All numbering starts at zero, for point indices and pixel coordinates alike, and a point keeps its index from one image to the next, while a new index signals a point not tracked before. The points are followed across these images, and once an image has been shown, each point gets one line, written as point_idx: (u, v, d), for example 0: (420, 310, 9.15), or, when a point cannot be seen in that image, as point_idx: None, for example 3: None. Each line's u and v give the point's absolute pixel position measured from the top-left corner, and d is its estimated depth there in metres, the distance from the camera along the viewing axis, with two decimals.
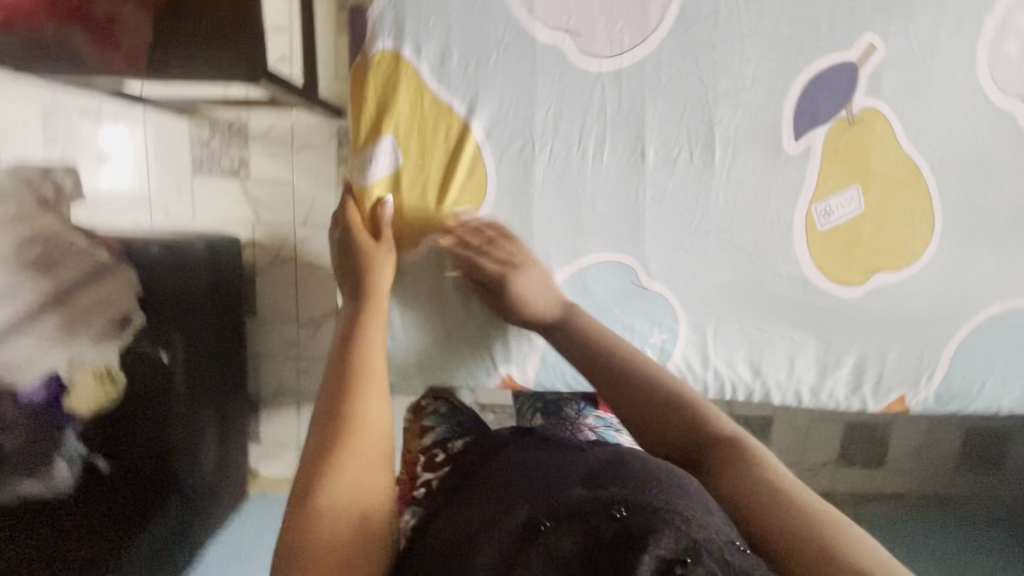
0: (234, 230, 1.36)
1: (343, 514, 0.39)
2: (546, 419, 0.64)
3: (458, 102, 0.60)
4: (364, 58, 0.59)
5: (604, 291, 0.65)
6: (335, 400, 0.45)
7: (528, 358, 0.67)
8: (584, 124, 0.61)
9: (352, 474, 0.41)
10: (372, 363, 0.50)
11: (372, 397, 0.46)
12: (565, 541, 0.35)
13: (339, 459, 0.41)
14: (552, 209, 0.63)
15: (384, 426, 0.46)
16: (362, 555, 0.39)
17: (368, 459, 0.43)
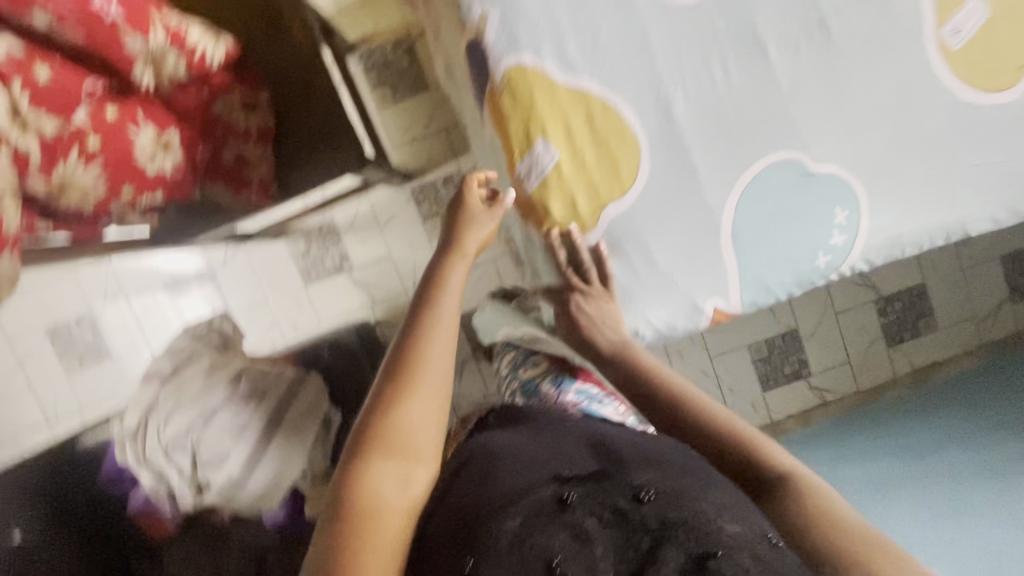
0: (357, 317, 1.46)
1: (392, 488, 0.53)
2: (531, 400, 0.86)
3: (588, 82, 0.64)
4: (492, 83, 0.64)
5: (778, 191, 0.68)
6: (394, 389, 0.56)
7: (732, 287, 0.70)
8: (704, 51, 0.65)
9: (409, 436, 0.55)
10: (431, 365, 0.57)
11: (427, 405, 0.56)
12: (582, 515, 0.49)
13: (399, 428, 0.54)
14: (704, 140, 0.66)
15: (436, 430, 0.55)
16: (394, 506, 0.53)
17: (417, 434, 0.55)
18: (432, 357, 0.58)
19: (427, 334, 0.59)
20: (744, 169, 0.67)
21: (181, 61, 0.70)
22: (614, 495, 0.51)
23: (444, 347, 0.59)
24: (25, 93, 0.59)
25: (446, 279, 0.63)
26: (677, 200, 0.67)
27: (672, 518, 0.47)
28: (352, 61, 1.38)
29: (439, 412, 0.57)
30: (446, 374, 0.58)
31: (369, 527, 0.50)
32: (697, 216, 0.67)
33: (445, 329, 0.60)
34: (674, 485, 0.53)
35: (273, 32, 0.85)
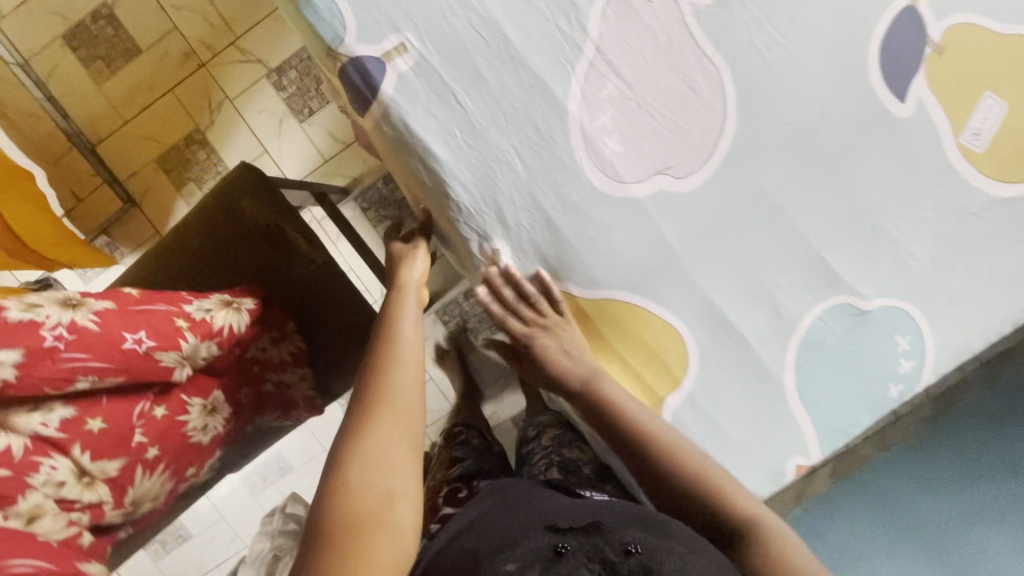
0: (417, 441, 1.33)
1: (375, 507, 0.53)
2: (565, 475, 0.85)
3: (613, 290, 0.63)
4: (520, 313, 0.65)
5: (835, 338, 0.65)
6: (362, 410, 0.59)
7: (807, 440, 0.67)
8: (723, 225, 0.63)
9: (381, 456, 0.56)
10: (401, 391, 0.61)
11: (394, 414, 0.59)
12: (576, 566, 0.46)
13: (372, 451, 0.56)
14: (742, 307, 0.64)
15: (405, 443, 0.58)
16: (381, 523, 0.52)
17: (396, 463, 0.56)
18: (399, 383, 0.62)
19: (391, 367, 0.62)
20: (793, 328, 0.65)
21: (211, 344, 0.71)
22: (601, 544, 0.49)
23: (412, 373, 0.63)
24: (83, 447, 0.61)
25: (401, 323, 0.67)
26: (728, 371, 0.65)
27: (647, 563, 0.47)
28: (349, 206, 1.38)
29: (413, 436, 0.59)
30: (415, 405, 0.61)
31: (360, 542, 0.50)
32: (754, 383, 0.66)
33: (410, 359, 0.64)
34: (658, 544, 0.50)
35: (283, 260, 0.88)
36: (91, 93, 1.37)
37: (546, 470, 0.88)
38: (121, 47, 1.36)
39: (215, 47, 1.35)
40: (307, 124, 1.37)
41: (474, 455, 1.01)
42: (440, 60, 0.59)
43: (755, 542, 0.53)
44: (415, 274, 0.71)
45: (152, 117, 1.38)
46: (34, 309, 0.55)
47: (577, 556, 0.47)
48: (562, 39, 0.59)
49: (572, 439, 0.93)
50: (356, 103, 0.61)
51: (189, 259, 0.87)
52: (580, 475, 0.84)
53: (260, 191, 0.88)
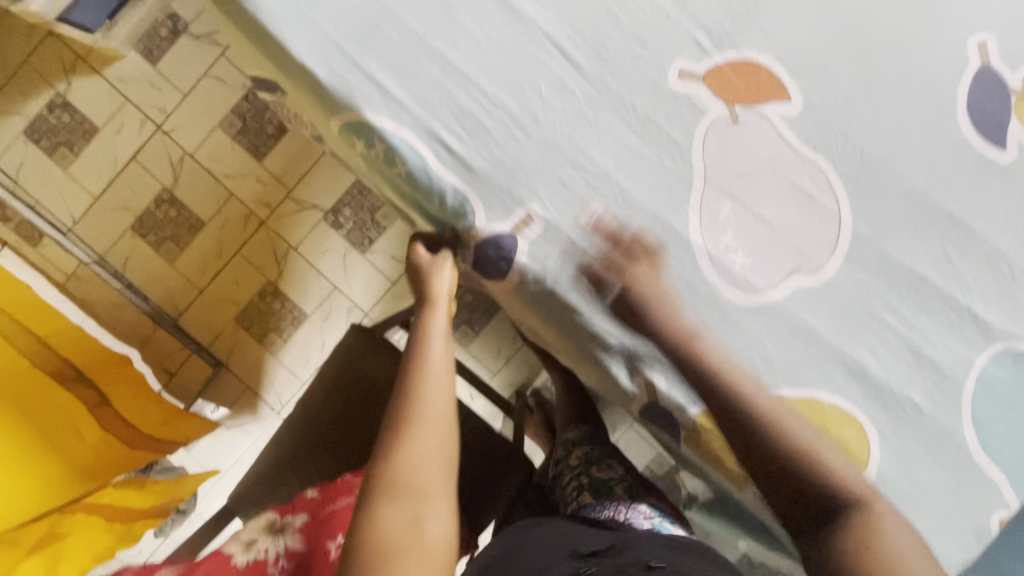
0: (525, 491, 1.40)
1: (405, 525, 0.55)
2: (597, 502, 0.84)
3: (776, 390, 0.65)
4: (690, 428, 0.67)
5: (1002, 383, 0.66)
6: (395, 423, 0.62)
7: (1004, 490, 0.67)
8: (863, 305, 0.65)
9: (415, 475, 0.58)
10: (430, 402, 0.63)
11: (426, 421, 0.62)
12: None
13: (406, 467, 0.58)
14: (903, 377, 0.65)
15: (438, 453, 0.61)
16: (404, 544, 0.54)
17: (429, 491, 0.58)
18: (427, 404, 0.63)
19: (419, 384, 0.64)
20: (959, 384, 0.66)
21: None
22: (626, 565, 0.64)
23: (441, 386, 0.66)
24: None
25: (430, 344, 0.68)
26: (908, 443, 0.66)
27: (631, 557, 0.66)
28: None
29: (443, 462, 0.61)
30: (443, 416, 0.64)
31: (388, 561, 0.52)
32: (936, 448, 0.66)
33: (442, 370, 0.67)
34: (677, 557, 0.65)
35: None
36: (165, 271, 1.44)
37: (576, 496, 0.87)
38: (186, 223, 1.44)
39: (272, 203, 1.43)
40: (369, 253, 1.44)
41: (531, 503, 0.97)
42: (566, 223, 0.63)
43: (816, 489, 0.58)
44: (445, 286, 0.69)
45: (226, 281, 1.45)
46: (250, 548, 0.68)
47: None
48: (674, 178, 0.63)
49: (600, 456, 0.95)
50: (494, 274, 0.65)
51: (329, 428, 0.91)
52: (612, 499, 0.84)
53: (376, 348, 0.94)
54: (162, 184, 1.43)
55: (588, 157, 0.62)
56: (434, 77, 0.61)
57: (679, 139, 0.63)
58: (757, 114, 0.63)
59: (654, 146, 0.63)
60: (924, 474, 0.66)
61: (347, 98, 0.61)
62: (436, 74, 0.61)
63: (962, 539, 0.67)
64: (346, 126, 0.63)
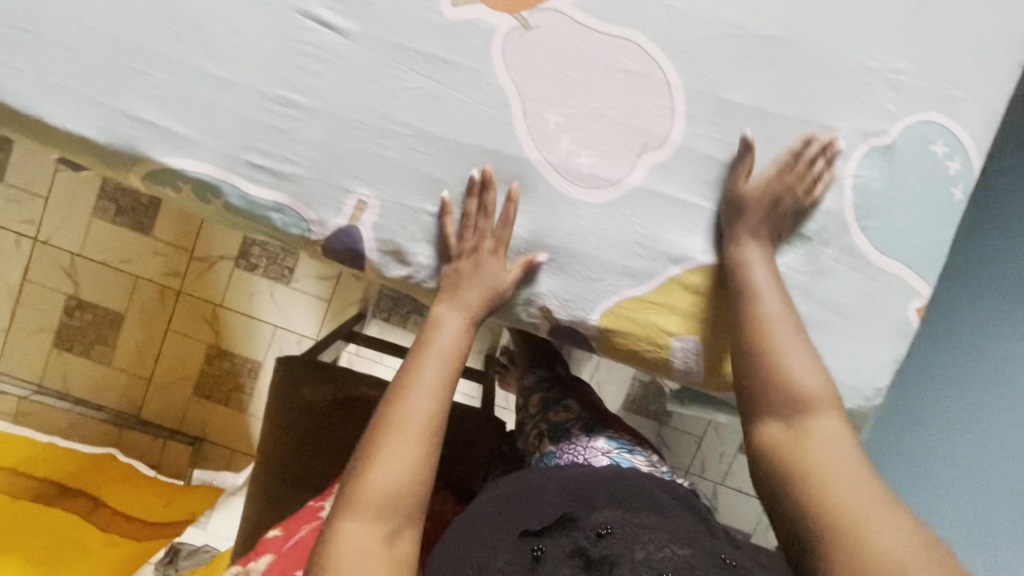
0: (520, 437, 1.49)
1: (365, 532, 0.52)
2: (558, 446, 0.85)
3: (666, 271, 0.64)
4: (601, 338, 0.66)
5: (878, 184, 0.65)
6: (382, 421, 0.56)
7: (910, 282, 0.67)
8: (721, 158, 0.63)
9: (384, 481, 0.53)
10: (415, 411, 0.56)
11: (408, 428, 0.55)
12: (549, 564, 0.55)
13: (380, 467, 0.54)
14: (784, 214, 0.64)
15: (418, 454, 0.55)
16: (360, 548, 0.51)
17: (393, 495, 0.53)
18: (415, 411, 0.56)
19: (415, 386, 0.57)
20: (837, 199, 0.65)
21: None
22: (578, 538, 0.59)
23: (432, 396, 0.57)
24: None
25: (439, 323, 0.61)
26: (807, 272, 0.65)
27: (614, 555, 0.55)
28: (373, 324, 1.43)
29: (418, 469, 0.54)
30: (430, 428, 0.56)
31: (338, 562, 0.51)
32: (834, 267, 0.66)
33: (438, 378, 0.58)
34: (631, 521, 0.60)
35: (362, 415, 0.91)
36: (107, 374, 1.41)
37: (539, 444, 0.89)
38: (105, 321, 1.40)
39: (181, 271, 1.39)
40: (294, 282, 1.40)
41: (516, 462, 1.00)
42: (395, 192, 0.61)
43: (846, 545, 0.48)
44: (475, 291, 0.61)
45: (170, 361, 1.42)
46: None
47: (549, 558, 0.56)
48: (486, 108, 0.60)
49: (555, 401, 0.97)
50: (355, 267, 0.64)
51: (288, 465, 0.90)
52: (571, 441, 0.85)
53: (308, 372, 0.92)
54: (65, 293, 1.38)
55: (393, 117, 0.60)
56: (206, 96, 0.57)
57: (478, 66, 0.60)
58: (546, 11, 0.60)
59: (454, 83, 0.60)
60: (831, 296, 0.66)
61: (132, 149, 0.58)
62: (207, 92, 0.57)
63: (889, 340, 0.68)
64: (146, 178, 0.60)
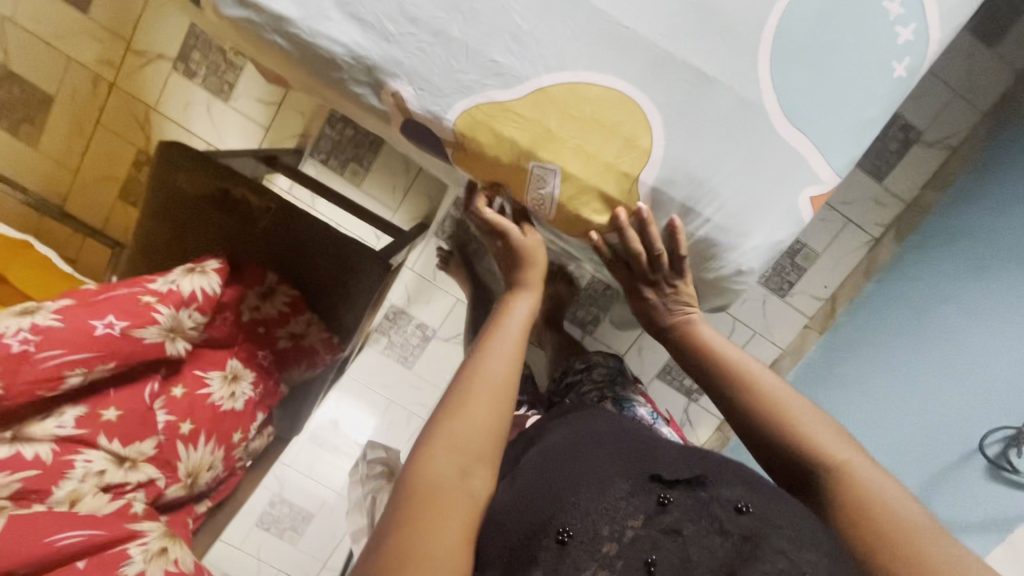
0: (435, 314, 1.46)
1: (441, 479, 0.48)
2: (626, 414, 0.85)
3: (537, 79, 0.54)
4: (452, 144, 0.57)
5: (811, 32, 0.55)
6: (461, 383, 0.53)
7: (816, 161, 0.58)
8: None
9: (467, 441, 0.50)
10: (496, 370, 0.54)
11: (490, 387, 0.53)
12: (682, 518, 0.49)
13: (460, 430, 0.50)
14: (688, 40, 0.54)
15: (501, 418, 0.52)
16: (448, 500, 0.47)
17: (471, 450, 0.50)
18: (494, 368, 0.54)
19: (493, 344, 0.56)
20: (757, 37, 0.54)
21: (196, 313, 0.71)
22: (709, 505, 0.50)
23: (507, 358, 0.55)
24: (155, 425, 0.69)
25: (512, 307, 0.60)
26: (703, 117, 0.56)
27: (757, 533, 0.47)
28: (310, 164, 1.32)
29: (494, 431, 0.51)
30: (509, 388, 0.54)
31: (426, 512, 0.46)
32: (736, 120, 0.56)
33: (516, 347, 0.56)
34: (774, 502, 0.51)
35: (238, 219, 0.86)
36: (34, 156, 1.37)
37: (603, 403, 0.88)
38: (34, 100, 1.33)
39: (116, 62, 1.30)
40: (233, 100, 1.31)
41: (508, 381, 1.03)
42: None
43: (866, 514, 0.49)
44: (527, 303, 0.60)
45: (97, 157, 1.37)
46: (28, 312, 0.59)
47: (679, 508, 0.50)
48: None
49: (621, 378, 0.95)
50: None
51: (156, 246, 0.89)
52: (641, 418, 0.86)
53: (190, 161, 0.83)
54: None
55: None
56: None
57: None
58: None
59: None
60: (721, 155, 0.57)
61: None
62: None
63: (773, 225, 0.60)
64: None
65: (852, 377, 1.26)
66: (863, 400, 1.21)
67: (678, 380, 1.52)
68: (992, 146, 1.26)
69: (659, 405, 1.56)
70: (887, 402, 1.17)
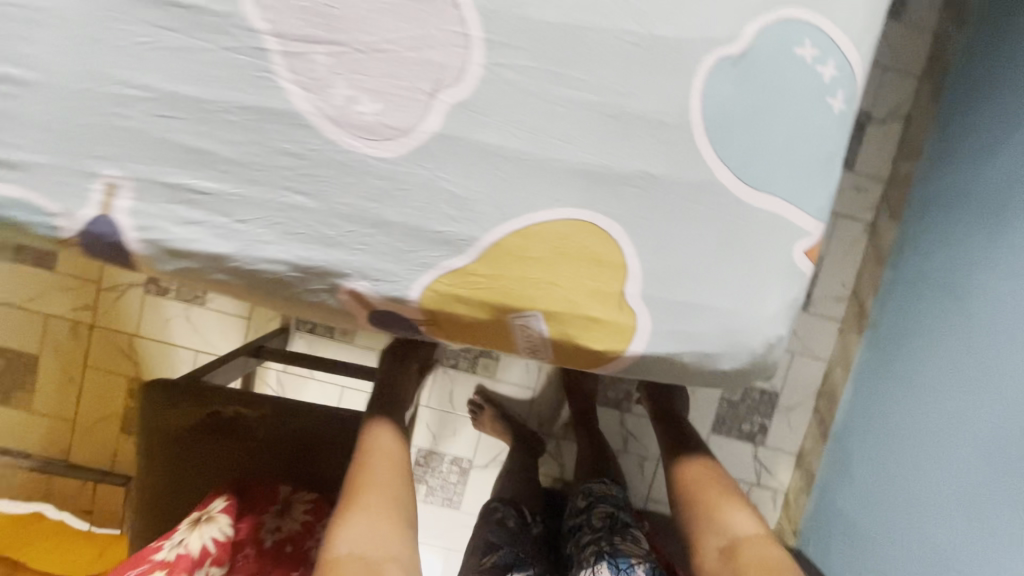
0: (465, 444, 1.39)
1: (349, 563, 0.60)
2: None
3: (486, 236, 0.52)
4: (427, 321, 0.55)
5: (739, 98, 0.53)
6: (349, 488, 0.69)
7: (794, 214, 0.55)
8: (536, 88, 0.51)
9: (361, 530, 0.64)
10: (376, 465, 0.71)
11: (376, 472, 0.70)
12: None
13: (354, 528, 0.64)
14: (623, 145, 0.52)
15: (389, 485, 0.69)
16: None
17: (365, 534, 0.63)
18: (375, 464, 0.71)
19: (369, 449, 0.73)
20: (688, 121, 0.53)
21: (212, 568, 0.65)
22: None
23: (383, 454, 0.72)
24: None
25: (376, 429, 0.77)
26: (668, 210, 0.53)
27: None
28: (298, 338, 1.32)
29: (387, 503, 0.67)
30: (393, 478, 0.70)
31: None
32: (699, 201, 0.53)
33: (387, 446, 0.74)
34: None
35: (237, 437, 0.83)
36: (31, 420, 1.35)
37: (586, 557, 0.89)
38: (21, 365, 1.34)
39: (90, 304, 1.32)
40: (209, 302, 1.32)
41: (511, 538, 0.99)
42: (150, 167, 0.51)
43: None
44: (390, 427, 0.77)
45: (93, 399, 1.35)
46: None
47: None
48: (238, 57, 0.50)
49: (622, 525, 0.95)
50: (125, 265, 0.54)
51: (162, 494, 0.83)
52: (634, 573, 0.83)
53: (173, 394, 0.81)
54: None
55: (131, 82, 0.50)
56: None
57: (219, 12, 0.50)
58: None
59: (198, 30, 0.50)
60: (697, 238, 0.54)
61: None
62: None
63: (779, 287, 0.55)
64: None
65: (919, 366, 1.16)
66: (932, 393, 1.11)
67: (735, 428, 1.43)
68: (941, 105, 1.25)
69: (725, 461, 1.45)
70: (954, 388, 1.06)
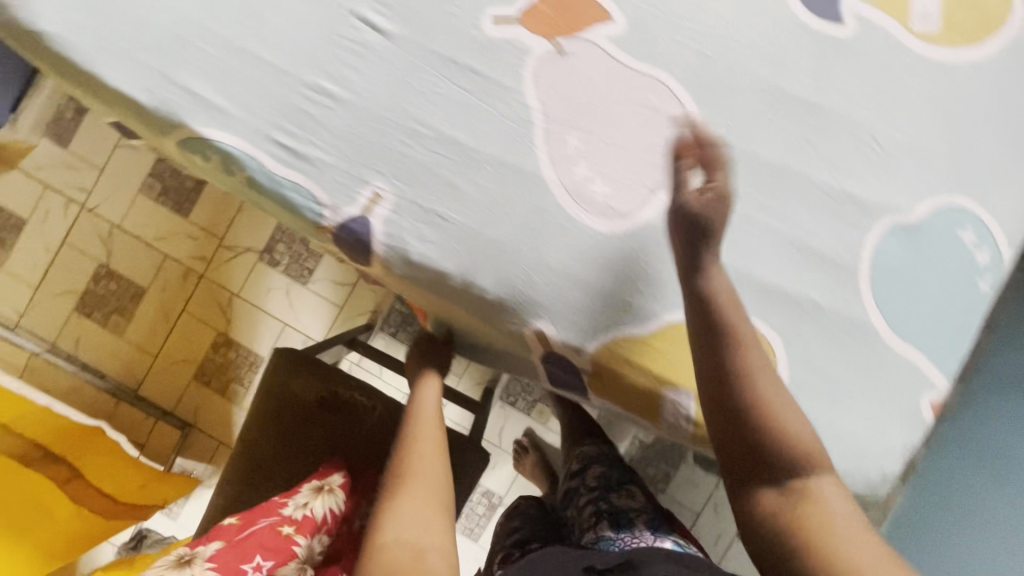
0: (500, 479, 1.44)
1: (398, 547, 0.62)
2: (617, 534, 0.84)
3: (663, 316, 0.62)
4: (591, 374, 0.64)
5: (902, 259, 0.62)
6: (395, 475, 0.72)
7: (926, 369, 0.63)
8: (739, 210, 0.62)
9: (408, 516, 0.65)
10: (424, 458, 0.74)
11: (424, 464, 0.73)
12: None
13: (403, 515, 0.66)
14: (798, 274, 0.62)
15: (434, 479, 0.71)
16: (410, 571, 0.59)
17: (413, 518, 0.65)
18: (423, 457, 0.74)
19: (416, 438, 0.76)
20: (857, 269, 0.62)
21: (322, 536, 0.76)
22: None
23: (431, 446, 0.75)
24: None
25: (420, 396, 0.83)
26: (823, 337, 0.62)
27: None
28: (379, 337, 1.41)
29: (435, 496, 0.69)
30: (438, 473, 0.73)
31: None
32: (850, 337, 0.62)
33: (434, 440, 0.77)
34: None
35: (348, 419, 0.91)
36: (117, 344, 1.44)
37: (592, 517, 0.90)
38: (127, 293, 1.44)
39: (206, 256, 1.44)
40: (311, 283, 1.44)
41: (527, 519, 1.00)
42: (413, 190, 0.62)
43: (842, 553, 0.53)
44: (429, 402, 0.83)
45: (179, 342, 1.45)
46: None
47: None
48: (509, 125, 0.62)
49: (618, 483, 0.98)
50: (359, 258, 0.64)
51: (262, 455, 0.89)
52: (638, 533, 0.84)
53: (303, 366, 0.90)
54: (96, 260, 1.44)
55: (421, 122, 0.62)
56: (248, 74, 0.61)
57: (508, 89, 0.62)
58: (581, 42, 0.62)
59: (485, 96, 0.62)
60: (842, 367, 0.62)
61: (173, 116, 0.61)
62: (250, 71, 0.61)
63: (902, 428, 0.63)
64: (181, 143, 0.62)
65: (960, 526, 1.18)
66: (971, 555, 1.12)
67: None
68: None
69: None
70: None
